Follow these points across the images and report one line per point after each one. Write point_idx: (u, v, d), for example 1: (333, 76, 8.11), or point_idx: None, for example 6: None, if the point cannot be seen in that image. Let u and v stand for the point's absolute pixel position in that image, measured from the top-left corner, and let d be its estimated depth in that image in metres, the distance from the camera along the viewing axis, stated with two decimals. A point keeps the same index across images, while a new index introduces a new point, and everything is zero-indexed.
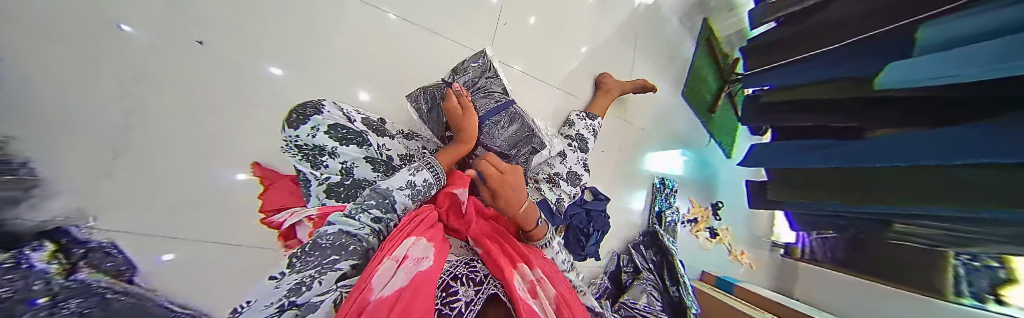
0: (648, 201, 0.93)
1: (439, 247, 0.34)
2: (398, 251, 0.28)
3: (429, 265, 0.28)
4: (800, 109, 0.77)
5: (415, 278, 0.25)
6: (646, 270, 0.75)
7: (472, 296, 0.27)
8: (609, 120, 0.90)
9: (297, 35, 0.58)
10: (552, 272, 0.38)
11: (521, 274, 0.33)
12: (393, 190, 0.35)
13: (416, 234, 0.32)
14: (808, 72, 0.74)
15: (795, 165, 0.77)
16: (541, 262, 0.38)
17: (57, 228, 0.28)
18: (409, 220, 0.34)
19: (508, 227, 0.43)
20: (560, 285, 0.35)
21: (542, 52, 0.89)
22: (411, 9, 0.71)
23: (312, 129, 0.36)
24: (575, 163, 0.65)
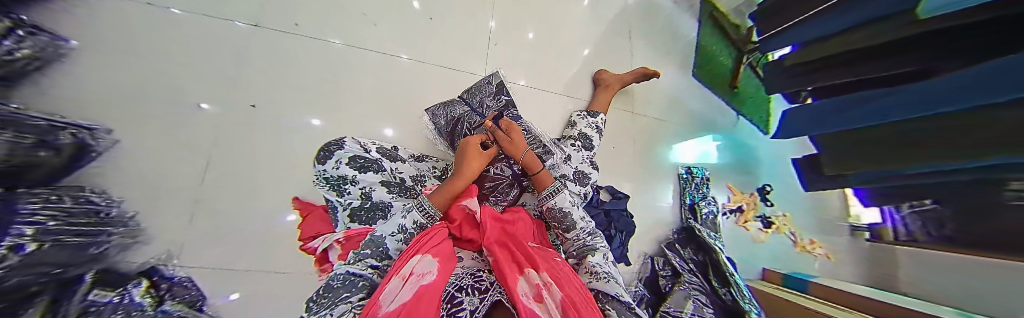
0: (676, 194, 0.86)
1: (445, 264, 0.34)
2: (405, 269, 0.29)
3: (433, 280, 0.30)
4: (820, 69, 0.68)
5: (418, 291, 0.27)
6: (687, 272, 0.67)
7: (476, 305, 0.28)
8: (617, 117, 0.87)
9: (317, 85, 0.65)
10: (566, 275, 0.34)
11: (525, 280, 0.32)
12: (386, 237, 0.36)
13: (421, 252, 0.33)
14: (821, 26, 0.66)
15: (839, 129, 0.65)
16: (553, 266, 0.36)
17: (153, 267, 0.40)
18: (419, 239, 0.36)
19: (518, 230, 0.43)
20: (571, 287, 0.31)
21: (543, 64, 0.92)
22: (421, 50, 0.80)
23: (336, 162, 0.40)
24: (581, 162, 0.64)
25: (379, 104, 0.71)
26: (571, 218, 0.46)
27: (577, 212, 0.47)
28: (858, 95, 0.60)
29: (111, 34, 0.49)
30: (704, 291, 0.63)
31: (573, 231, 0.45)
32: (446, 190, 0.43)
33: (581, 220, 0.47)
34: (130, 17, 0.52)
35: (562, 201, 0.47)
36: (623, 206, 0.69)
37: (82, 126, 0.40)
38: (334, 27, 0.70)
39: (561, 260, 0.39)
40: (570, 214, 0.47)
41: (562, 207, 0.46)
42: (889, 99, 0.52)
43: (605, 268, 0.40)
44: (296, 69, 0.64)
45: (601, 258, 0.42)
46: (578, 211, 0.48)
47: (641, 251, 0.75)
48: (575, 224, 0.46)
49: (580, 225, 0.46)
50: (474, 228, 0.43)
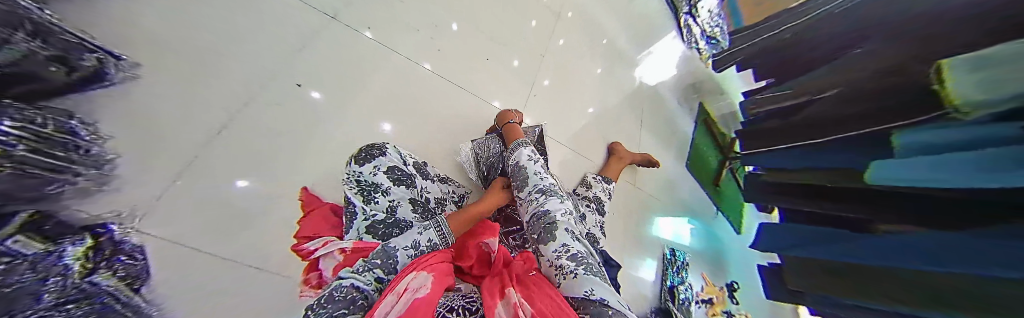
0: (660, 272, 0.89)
1: (439, 278, 0.31)
2: (399, 285, 0.27)
3: (425, 294, 0.26)
4: (802, 195, 0.81)
5: (415, 304, 0.24)
6: None
7: None
8: (621, 185, 0.95)
9: (358, 81, 0.69)
10: (541, 291, 0.33)
11: (503, 302, 0.29)
12: (398, 250, 0.34)
13: (419, 268, 0.31)
14: (806, 158, 0.79)
15: (815, 256, 0.72)
16: (529, 285, 0.35)
17: (99, 222, 0.31)
18: (420, 261, 0.33)
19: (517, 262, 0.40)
20: (545, 301, 0.30)
21: (564, 120, 1.01)
22: (462, 79, 0.87)
23: (375, 168, 0.40)
24: (592, 224, 0.66)
25: (415, 116, 0.76)
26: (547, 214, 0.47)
27: (531, 169, 0.55)
28: (827, 228, 0.72)
29: None
30: None
31: (526, 192, 0.53)
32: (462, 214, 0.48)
33: (533, 180, 0.53)
34: None
35: (520, 155, 0.57)
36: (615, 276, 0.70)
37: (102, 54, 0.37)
38: (393, 38, 0.77)
39: (536, 275, 0.39)
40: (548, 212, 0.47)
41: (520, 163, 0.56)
42: (866, 243, 0.61)
43: (568, 254, 0.40)
44: (351, 65, 0.69)
45: (564, 233, 0.44)
46: (533, 168, 0.56)
47: None
48: (527, 178, 0.54)
49: (529, 185, 0.53)
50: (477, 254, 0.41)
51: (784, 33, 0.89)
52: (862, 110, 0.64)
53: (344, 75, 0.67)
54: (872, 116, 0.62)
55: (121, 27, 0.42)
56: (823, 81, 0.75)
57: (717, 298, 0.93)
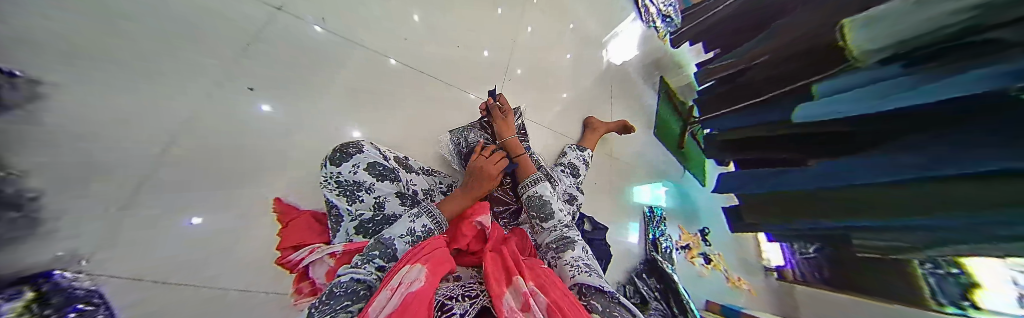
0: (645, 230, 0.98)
1: (439, 269, 0.32)
2: (393, 281, 0.27)
3: (422, 285, 0.27)
4: (766, 144, 0.99)
5: (409, 298, 0.25)
6: (652, 300, 0.77)
7: (466, 309, 0.29)
8: (597, 156, 1.02)
9: (310, 71, 0.62)
10: (550, 282, 0.36)
11: (511, 291, 0.32)
12: (394, 238, 0.35)
13: (412, 262, 0.31)
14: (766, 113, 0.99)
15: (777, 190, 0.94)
16: (538, 274, 0.38)
17: (41, 271, 0.26)
18: (416, 249, 0.34)
19: (512, 248, 0.43)
20: (556, 292, 0.33)
21: (537, 100, 1.03)
22: (428, 65, 0.83)
23: (354, 166, 0.37)
24: (569, 185, 0.72)
25: (378, 107, 0.70)
26: (549, 210, 0.53)
27: (554, 202, 0.54)
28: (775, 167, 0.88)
29: None
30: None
31: (551, 227, 0.50)
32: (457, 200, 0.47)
33: (556, 214, 0.52)
34: None
35: (540, 188, 0.56)
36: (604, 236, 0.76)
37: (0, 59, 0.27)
38: (342, 20, 0.69)
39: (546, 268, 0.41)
40: (550, 206, 0.54)
41: (540, 195, 0.54)
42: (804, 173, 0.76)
43: (590, 271, 0.41)
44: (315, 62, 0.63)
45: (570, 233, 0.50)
46: (555, 202, 0.55)
47: (614, 280, 0.80)
48: (552, 211, 0.53)
49: (554, 218, 0.51)
50: (476, 231, 0.43)
51: (717, 17, 1.20)
52: (822, 67, 0.87)
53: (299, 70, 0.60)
54: (824, 71, 0.86)
55: None
56: (764, 48, 1.02)
57: (694, 245, 1.05)
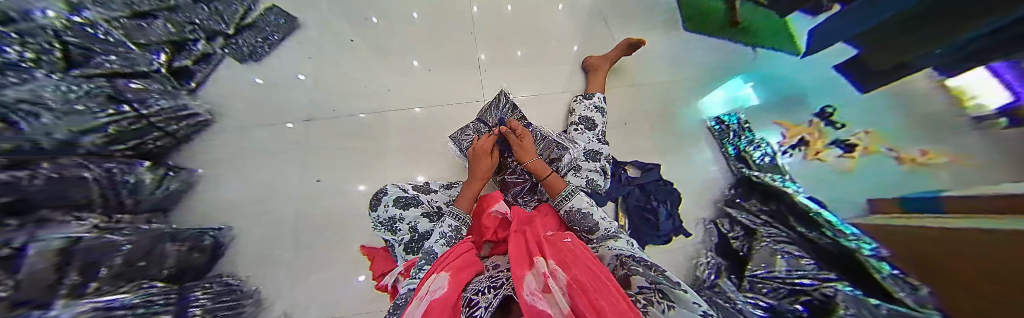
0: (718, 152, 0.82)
1: (460, 273, 0.36)
2: (422, 291, 0.32)
3: (445, 292, 0.32)
4: None
5: (432, 304, 0.29)
6: (761, 227, 0.60)
7: (489, 301, 0.31)
8: (615, 92, 0.97)
9: (356, 153, 0.82)
10: (574, 257, 0.37)
11: (532, 273, 0.33)
12: (432, 245, 0.43)
13: (439, 270, 0.36)
14: None
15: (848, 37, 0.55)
16: (561, 250, 0.39)
17: None
18: (444, 255, 0.41)
19: (533, 228, 0.44)
20: (579, 267, 0.34)
21: (536, 70, 1.00)
22: (429, 100, 0.92)
23: (385, 206, 0.48)
24: (588, 141, 0.72)
25: (410, 151, 0.85)
26: (592, 220, 0.49)
27: (596, 213, 0.50)
28: None
29: (228, 168, 0.70)
30: (801, 245, 0.50)
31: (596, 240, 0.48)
32: (469, 196, 0.55)
33: (604, 224, 0.49)
34: (236, 151, 0.73)
35: (579, 202, 0.51)
36: (655, 176, 0.82)
37: (209, 229, 0.61)
38: (357, 104, 0.87)
39: (572, 241, 0.42)
40: (590, 215, 0.50)
41: (580, 209, 0.50)
42: None
43: (630, 250, 0.42)
44: (352, 143, 0.82)
45: (601, 221, 0.49)
46: (598, 212, 0.51)
47: (698, 220, 0.76)
48: (597, 224, 0.49)
49: (602, 229, 0.49)
50: (497, 222, 0.47)
51: None
52: None
53: (353, 155, 0.81)
54: None
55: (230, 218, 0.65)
56: None
57: (814, 136, 0.59)
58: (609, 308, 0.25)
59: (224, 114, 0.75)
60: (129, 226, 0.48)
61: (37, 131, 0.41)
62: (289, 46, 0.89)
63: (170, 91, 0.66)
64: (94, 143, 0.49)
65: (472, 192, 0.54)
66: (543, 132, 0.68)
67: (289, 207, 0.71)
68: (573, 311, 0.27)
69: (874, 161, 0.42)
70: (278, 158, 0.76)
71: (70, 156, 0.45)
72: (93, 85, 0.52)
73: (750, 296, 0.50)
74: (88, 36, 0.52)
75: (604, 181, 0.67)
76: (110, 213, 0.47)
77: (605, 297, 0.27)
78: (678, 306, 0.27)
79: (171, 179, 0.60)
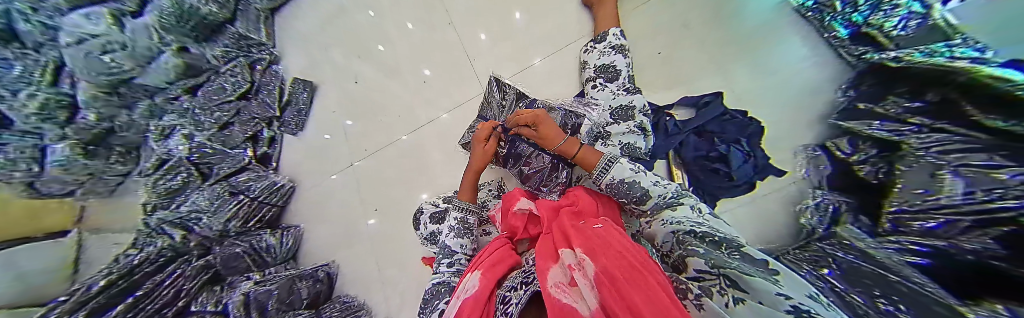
0: (819, 43, 0.63)
1: (492, 270, 0.39)
2: (461, 292, 0.38)
3: (476, 291, 0.36)
4: None
5: (465, 306, 0.34)
6: (914, 135, 0.39)
7: (519, 297, 0.32)
8: (635, 18, 0.83)
9: (408, 172, 0.93)
10: (604, 243, 0.32)
11: (559, 266, 0.32)
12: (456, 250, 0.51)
13: (474, 270, 0.40)
14: None
15: None
16: (589, 237, 0.35)
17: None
18: (482, 253, 0.45)
19: (563, 217, 0.41)
20: (608, 255, 0.30)
21: (540, 31, 0.92)
22: (447, 104, 0.95)
23: (423, 224, 0.58)
24: (614, 92, 0.63)
25: (451, 159, 0.91)
26: (638, 190, 0.43)
27: (645, 179, 0.43)
28: None
29: (326, 215, 0.91)
30: (981, 152, 0.31)
31: (652, 210, 0.43)
32: (470, 186, 0.60)
33: (658, 191, 0.42)
34: (323, 201, 0.93)
35: (620, 172, 0.45)
36: (718, 109, 0.67)
37: (321, 266, 0.82)
38: (395, 130, 0.97)
39: (602, 227, 0.37)
40: (636, 184, 0.43)
41: (623, 179, 0.44)
42: None
43: (696, 219, 0.37)
44: (402, 164, 0.94)
45: (650, 185, 0.43)
46: (648, 178, 0.44)
47: (803, 145, 0.60)
48: (646, 193, 0.43)
49: (656, 197, 0.42)
50: (525, 219, 0.47)
51: None
52: None
53: (409, 174, 0.93)
54: None
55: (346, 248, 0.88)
56: None
57: None
58: (646, 304, 0.22)
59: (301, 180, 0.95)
60: (275, 276, 0.71)
61: (202, 229, 0.65)
62: (320, 104, 1.02)
63: (262, 175, 0.86)
64: (237, 226, 0.73)
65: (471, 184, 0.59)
66: (559, 104, 0.63)
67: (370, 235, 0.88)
68: (602, 308, 0.24)
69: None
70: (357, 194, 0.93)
71: (227, 238, 0.70)
72: (219, 186, 0.75)
73: (894, 241, 0.38)
74: (207, 154, 0.76)
75: (645, 141, 0.56)
76: (261, 266, 0.73)
77: (640, 289, 0.24)
78: (749, 298, 0.24)
79: (286, 235, 0.83)
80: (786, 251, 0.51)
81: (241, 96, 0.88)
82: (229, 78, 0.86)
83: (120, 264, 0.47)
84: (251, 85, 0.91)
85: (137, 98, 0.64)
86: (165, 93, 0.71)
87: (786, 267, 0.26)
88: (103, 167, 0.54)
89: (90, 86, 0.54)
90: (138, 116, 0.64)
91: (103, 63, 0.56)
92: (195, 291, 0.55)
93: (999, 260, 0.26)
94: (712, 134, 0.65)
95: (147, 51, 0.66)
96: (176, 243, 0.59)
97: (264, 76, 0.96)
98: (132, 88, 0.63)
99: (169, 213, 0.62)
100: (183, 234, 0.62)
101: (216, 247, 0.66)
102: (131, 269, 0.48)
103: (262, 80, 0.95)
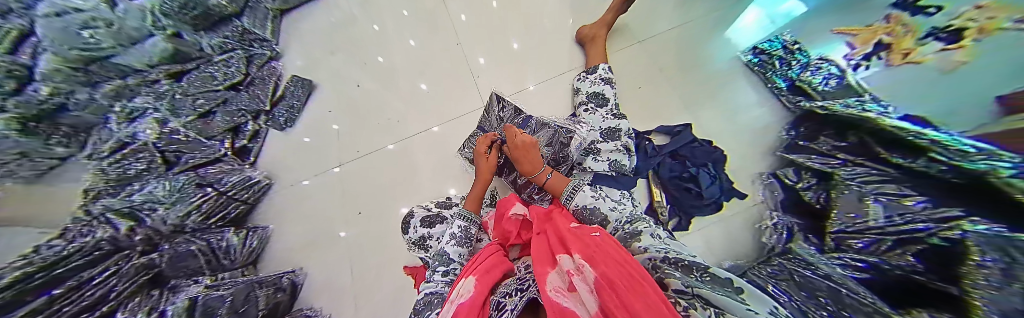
0: (765, 91, 0.76)
1: (485, 276, 0.39)
2: (453, 297, 0.37)
3: (471, 296, 0.35)
4: None
5: (457, 311, 0.33)
6: (841, 167, 0.48)
7: (515, 304, 0.33)
8: (621, 52, 0.94)
9: (396, 179, 0.91)
10: (602, 251, 0.34)
11: (557, 271, 0.34)
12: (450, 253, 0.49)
13: (467, 276, 0.40)
14: None
15: None
16: (587, 244, 0.37)
17: None
18: (474, 259, 0.45)
19: (557, 224, 0.43)
20: (606, 261, 0.32)
21: (538, 57, 1.01)
22: (443, 115, 0.98)
23: (414, 227, 0.56)
24: (604, 115, 0.70)
25: (442, 169, 0.91)
26: (599, 215, 0.47)
27: (605, 205, 0.48)
28: None
29: (297, 218, 0.85)
30: (892, 182, 0.39)
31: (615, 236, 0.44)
32: (475, 197, 0.60)
33: (614, 216, 0.46)
34: (298, 203, 0.87)
35: (582, 199, 0.50)
36: (689, 137, 0.76)
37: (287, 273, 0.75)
38: (386, 136, 0.96)
39: (600, 235, 0.39)
40: (597, 210, 0.48)
41: (585, 205, 0.49)
42: None
43: (659, 246, 0.38)
44: (390, 170, 0.92)
45: (608, 211, 0.47)
46: (606, 203, 0.48)
47: (757, 174, 0.69)
48: (606, 218, 0.47)
49: (613, 222, 0.46)
50: (518, 224, 0.48)
51: None
52: None
53: (396, 181, 0.90)
54: None
55: (318, 256, 0.81)
56: None
57: (898, 36, 0.52)
58: (641, 304, 0.24)
59: (276, 177, 0.89)
60: (229, 281, 0.63)
61: (154, 222, 0.58)
62: (317, 103, 1.00)
63: (234, 169, 0.81)
64: (196, 221, 0.66)
65: (476, 196, 0.60)
66: (553, 120, 0.68)
67: (346, 243, 0.82)
68: (602, 310, 0.26)
69: (997, 39, 0.34)
70: (336, 198, 0.88)
71: (180, 235, 0.63)
72: (185, 177, 0.69)
73: (839, 257, 0.43)
74: (173, 143, 0.69)
75: (630, 159, 0.61)
76: (216, 270, 0.65)
77: (636, 291, 0.26)
78: (728, 312, 0.24)
79: (250, 236, 0.76)
80: (753, 266, 0.56)
81: (230, 86, 0.86)
82: (221, 67, 0.85)
83: (43, 254, 0.39)
84: (246, 78, 0.90)
85: (107, 76, 0.60)
86: (143, 74, 0.67)
87: (751, 286, 0.27)
88: (39, 147, 0.45)
89: (53, 58, 0.49)
90: (101, 95, 0.58)
91: (79, 37, 0.53)
92: (133, 288, 0.48)
93: (918, 274, 0.31)
94: (685, 158, 0.73)
95: (135, 31, 0.65)
96: (119, 236, 0.51)
97: (260, 70, 0.95)
98: (106, 67, 0.59)
99: (117, 201, 0.54)
100: (130, 225, 0.54)
101: (164, 244, 0.58)
102: (55, 261, 0.40)
103: (256, 74, 0.94)
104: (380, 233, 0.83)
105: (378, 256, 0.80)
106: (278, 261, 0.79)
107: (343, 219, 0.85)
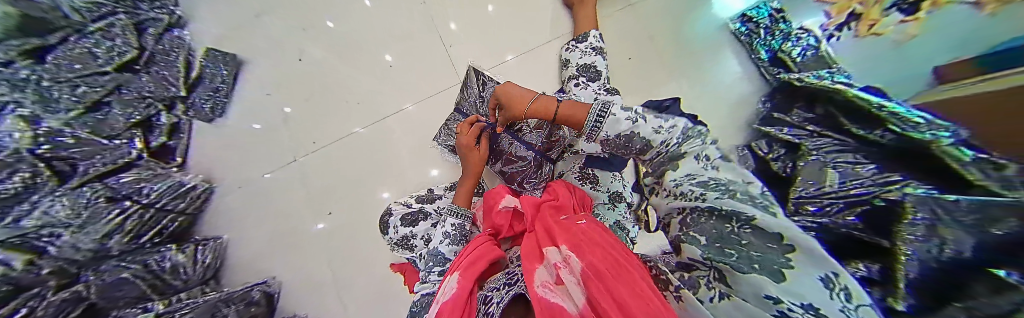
0: (749, 61, 0.75)
1: (471, 268, 0.38)
2: (441, 293, 0.36)
3: (456, 292, 0.35)
4: None
5: (443, 307, 0.33)
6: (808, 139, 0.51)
7: (502, 297, 0.32)
8: (609, 18, 0.87)
9: (370, 169, 0.83)
10: (589, 240, 0.34)
11: (544, 265, 0.33)
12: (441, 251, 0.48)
13: (454, 270, 0.39)
14: None
15: None
16: (574, 234, 0.36)
17: None
18: (460, 254, 0.44)
19: (546, 215, 0.42)
20: (594, 252, 0.31)
21: (519, 24, 0.91)
22: (417, 93, 0.87)
23: (395, 227, 0.52)
24: (593, 92, 0.66)
25: (420, 156, 0.84)
26: (639, 141, 0.38)
27: (645, 128, 0.38)
28: None
29: (253, 221, 0.75)
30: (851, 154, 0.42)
31: (654, 162, 0.38)
32: (465, 194, 0.56)
33: (659, 139, 0.37)
34: (253, 205, 0.76)
35: (614, 126, 0.39)
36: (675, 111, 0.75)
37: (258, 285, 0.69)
38: (353, 118, 0.85)
39: (586, 223, 0.39)
40: (637, 135, 0.38)
41: (619, 134, 0.39)
42: None
43: (702, 179, 0.29)
44: (361, 159, 0.83)
45: (653, 133, 0.37)
46: (648, 125, 0.38)
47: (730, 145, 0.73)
48: (648, 144, 0.38)
49: (658, 145, 0.37)
50: (508, 217, 0.47)
51: None
52: None
53: (371, 172, 0.82)
54: None
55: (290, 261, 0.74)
56: None
57: (867, 6, 0.52)
58: (629, 295, 0.24)
59: (218, 179, 0.75)
60: (189, 303, 0.58)
61: (60, 251, 0.50)
62: (244, 86, 0.83)
63: (162, 173, 0.68)
64: (122, 242, 0.58)
65: (465, 192, 0.56)
66: None
67: (322, 243, 0.76)
68: (589, 303, 0.26)
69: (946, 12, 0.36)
70: (304, 195, 0.79)
71: (107, 260, 0.55)
72: (92, 191, 0.57)
73: None
74: (63, 146, 0.56)
75: None
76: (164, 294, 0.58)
77: (623, 282, 0.26)
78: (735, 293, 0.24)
79: (202, 250, 0.66)
80: None
81: (121, 67, 0.68)
82: (104, 40, 0.67)
83: None
84: (141, 54, 0.72)
85: None
86: None
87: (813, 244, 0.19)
88: None
89: None
90: None
91: None
92: None
93: None
94: None
95: None
96: (14, 274, 0.43)
97: (156, 44, 0.75)
98: None
99: None
100: (29, 259, 0.46)
101: (87, 273, 0.51)
102: None
103: (156, 47, 0.75)
104: (360, 229, 0.78)
105: (359, 253, 0.76)
106: (243, 269, 0.71)
107: (314, 218, 0.78)
